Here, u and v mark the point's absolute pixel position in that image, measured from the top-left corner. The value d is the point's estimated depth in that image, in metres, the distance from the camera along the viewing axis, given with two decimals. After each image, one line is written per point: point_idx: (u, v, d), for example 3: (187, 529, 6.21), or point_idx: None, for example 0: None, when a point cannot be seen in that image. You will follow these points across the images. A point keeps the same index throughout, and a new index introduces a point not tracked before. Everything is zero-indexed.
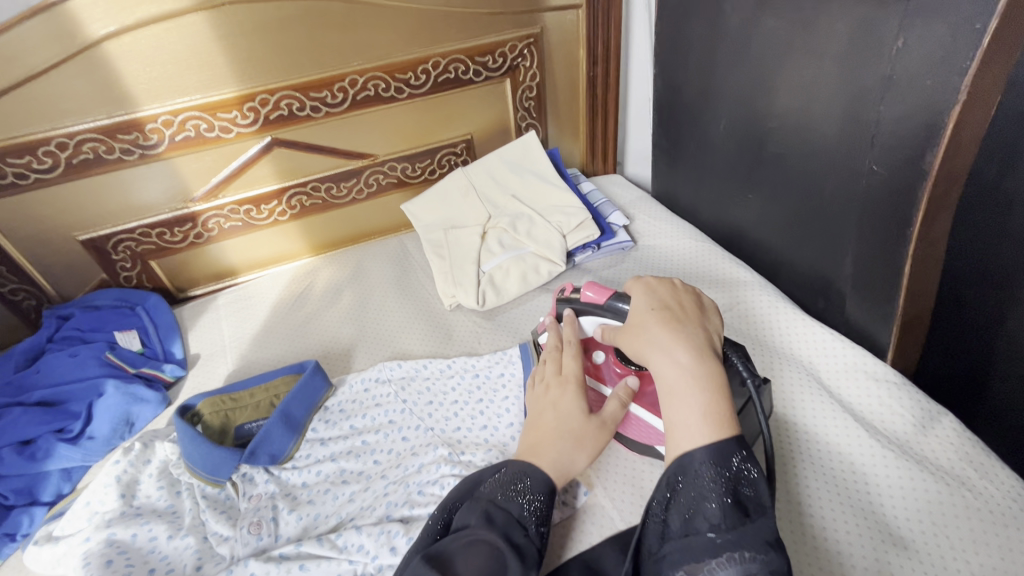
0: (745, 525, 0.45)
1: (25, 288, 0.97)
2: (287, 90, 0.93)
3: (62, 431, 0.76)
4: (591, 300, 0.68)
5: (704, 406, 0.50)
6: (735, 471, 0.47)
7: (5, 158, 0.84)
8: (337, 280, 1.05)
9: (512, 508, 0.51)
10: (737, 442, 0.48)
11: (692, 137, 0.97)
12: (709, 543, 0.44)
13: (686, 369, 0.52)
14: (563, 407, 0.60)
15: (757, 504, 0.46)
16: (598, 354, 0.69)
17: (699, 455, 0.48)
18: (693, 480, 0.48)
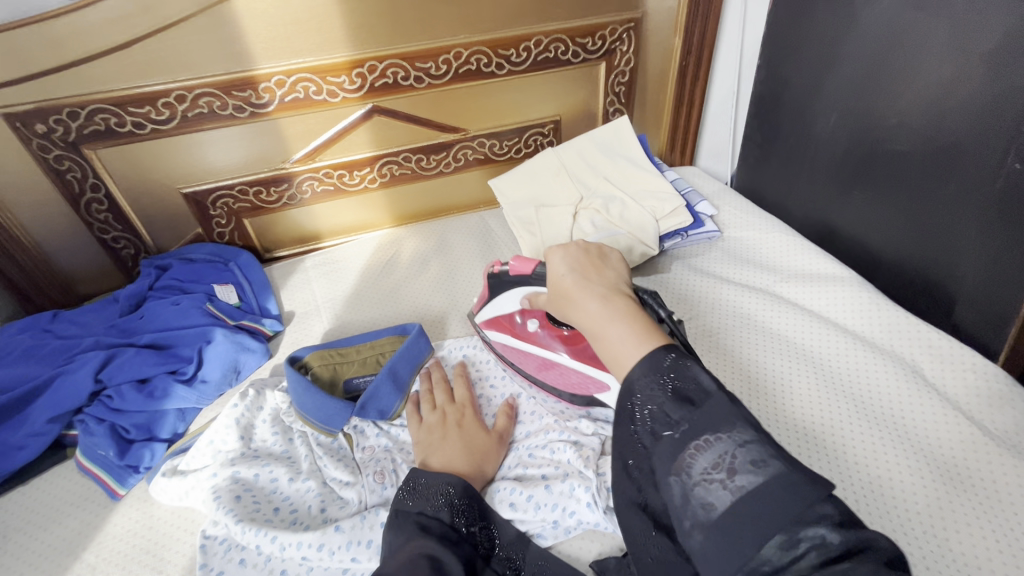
0: (695, 414, 0.42)
1: (126, 237, 1.00)
2: (395, 58, 0.95)
3: (175, 373, 0.79)
4: (521, 271, 0.72)
5: (626, 332, 0.50)
6: (674, 372, 0.45)
7: (127, 107, 0.87)
8: (422, 250, 1.07)
9: (441, 517, 0.56)
10: (663, 349, 0.47)
11: (793, 128, 0.98)
12: (670, 444, 0.42)
13: (594, 314, 0.53)
14: (463, 432, 0.68)
15: (700, 391, 0.44)
16: (533, 322, 0.76)
17: (638, 372, 0.46)
18: (641, 399, 0.45)
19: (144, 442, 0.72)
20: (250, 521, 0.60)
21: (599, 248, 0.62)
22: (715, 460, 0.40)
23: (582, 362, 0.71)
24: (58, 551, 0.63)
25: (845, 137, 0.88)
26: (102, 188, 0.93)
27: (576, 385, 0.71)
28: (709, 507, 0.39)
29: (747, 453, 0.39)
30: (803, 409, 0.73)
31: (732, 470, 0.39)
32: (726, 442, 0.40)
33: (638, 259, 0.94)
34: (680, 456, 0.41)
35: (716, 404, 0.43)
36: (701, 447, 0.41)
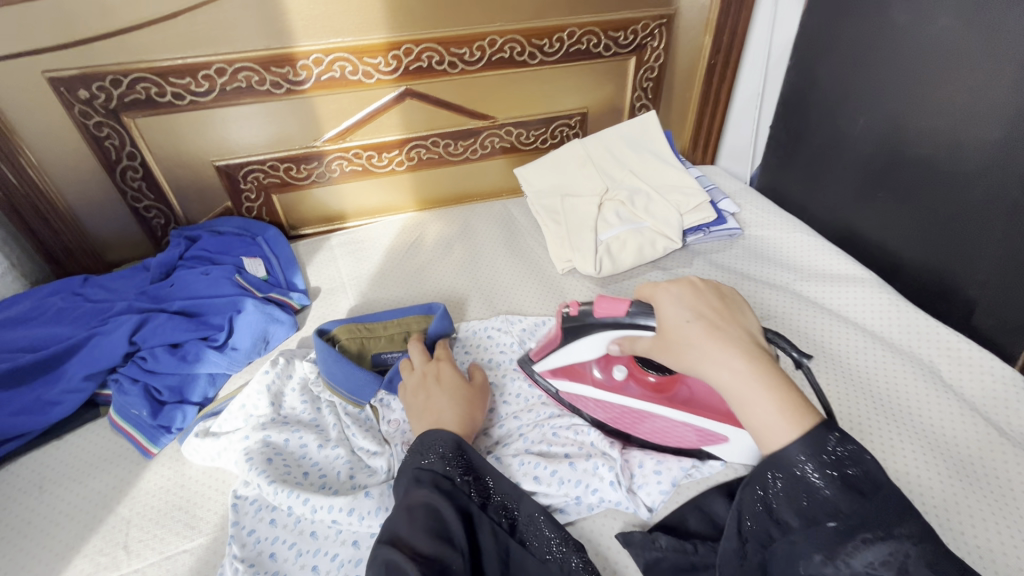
0: (866, 508, 0.44)
1: (157, 206, 1.01)
2: (431, 42, 0.96)
3: (206, 339, 0.80)
4: (608, 311, 0.64)
5: (777, 403, 0.50)
6: (842, 459, 0.46)
7: (168, 78, 0.88)
8: (447, 234, 1.08)
9: (435, 468, 0.55)
10: (825, 428, 0.47)
11: (819, 131, 1.00)
12: (832, 532, 0.44)
13: (737, 377, 0.52)
14: (441, 387, 0.66)
15: (871, 484, 0.45)
16: (618, 369, 0.71)
17: (791, 449, 0.47)
18: (797, 478, 0.47)
19: (176, 404, 0.74)
20: (282, 483, 0.62)
21: (712, 285, 0.62)
22: (880, 558, 0.42)
23: (686, 413, 0.67)
24: (93, 503, 0.64)
25: (872, 140, 0.89)
26: (138, 157, 0.95)
27: (672, 437, 0.68)
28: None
29: (923, 557, 0.42)
30: (822, 403, 0.75)
31: (900, 573, 0.41)
32: (893, 542, 0.42)
33: (661, 252, 0.96)
34: (839, 547, 0.43)
35: (886, 500, 0.44)
36: (865, 542, 0.43)
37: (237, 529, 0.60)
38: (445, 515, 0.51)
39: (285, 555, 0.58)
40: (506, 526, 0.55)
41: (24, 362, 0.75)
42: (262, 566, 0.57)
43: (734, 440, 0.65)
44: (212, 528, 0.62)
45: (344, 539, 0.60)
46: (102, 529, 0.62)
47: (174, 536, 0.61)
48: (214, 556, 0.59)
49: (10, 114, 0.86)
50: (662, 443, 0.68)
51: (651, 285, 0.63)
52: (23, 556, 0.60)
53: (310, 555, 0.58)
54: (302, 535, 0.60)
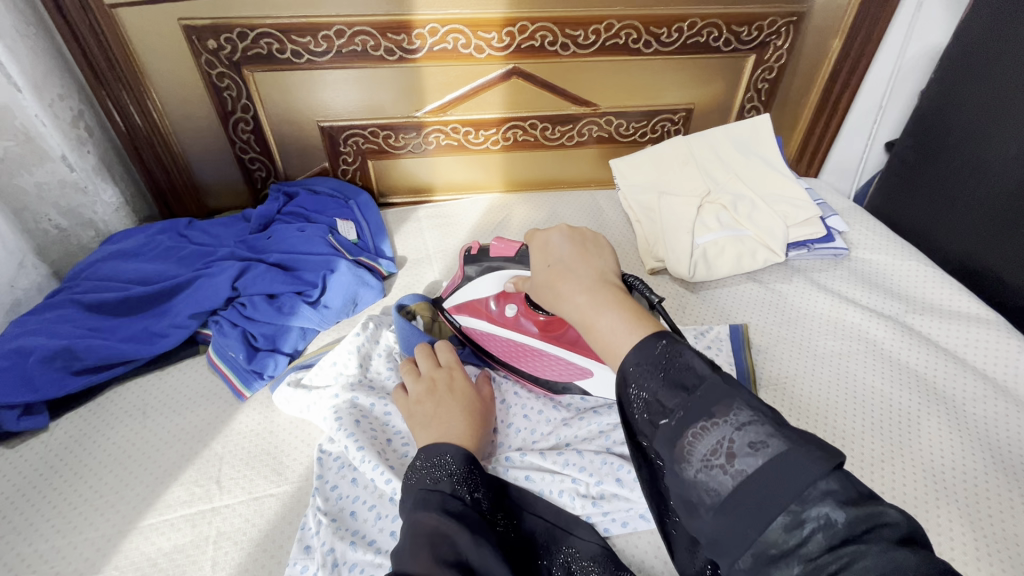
0: (689, 398, 0.38)
1: (261, 160, 1.05)
2: (547, 21, 0.93)
3: (301, 294, 0.82)
4: (501, 251, 0.72)
5: (617, 319, 0.45)
6: (666, 359, 0.41)
7: (290, 36, 0.90)
8: (533, 219, 1.07)
9: (443, 487, 0.50)
10: (655, 336, 0.42)
11: (955, 153, 0.91)
12: (669, 432, 0.38)
13: (582, 304, 0.47)
14: (448, 402, 0.61)
15: (692, 376, 0.39)
16: (509, 308, 0.73)
17: (629, 363, 0.42)
18: (635, 390, 0.41)
19: (269, 352, 0.76)
20: (369, 447, 0.62)
21: (582, 230, 0.55)
22: (745, 442, 0.35)
23: (564, 349, 0.71)
24: (190, 435, 0.67)
25: (1021, 171, 0.81)
26: (251, 110, 0.98)
27: (557, 372, 0.72)
28: (713, 493, 0.35)
29: (746, 435, 0.35)
30: (934, 450, 0.68)
31: (732, 454, 0.35)
32: (721, 426, 0.36)
33: (760, 264, 0.91)
34: (679, 445, 0.37)
35: (711, 391, 0.38)
36: (700, 432, 0.37)
37: (322, 484, 0.61)
38: (461, 538, 0.46)
39: (365, 516, 0.59)
40: (513, 544, 0.52)
41: (136, 293, 0.79)
42: (343, 523, 0.58)
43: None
44: (298, 477, 0.63)
45: None
46: (197, 461, 0.64)
47: (262, 479, 0.63)
48: (297, 505, 0.61)
49: (144, 57, 0.90)
50: (542, 373, 0.73)
51: (538, 230, 0.56)
52: (128, 475, 0.63)
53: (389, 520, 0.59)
54: (382, 498, 0.60)
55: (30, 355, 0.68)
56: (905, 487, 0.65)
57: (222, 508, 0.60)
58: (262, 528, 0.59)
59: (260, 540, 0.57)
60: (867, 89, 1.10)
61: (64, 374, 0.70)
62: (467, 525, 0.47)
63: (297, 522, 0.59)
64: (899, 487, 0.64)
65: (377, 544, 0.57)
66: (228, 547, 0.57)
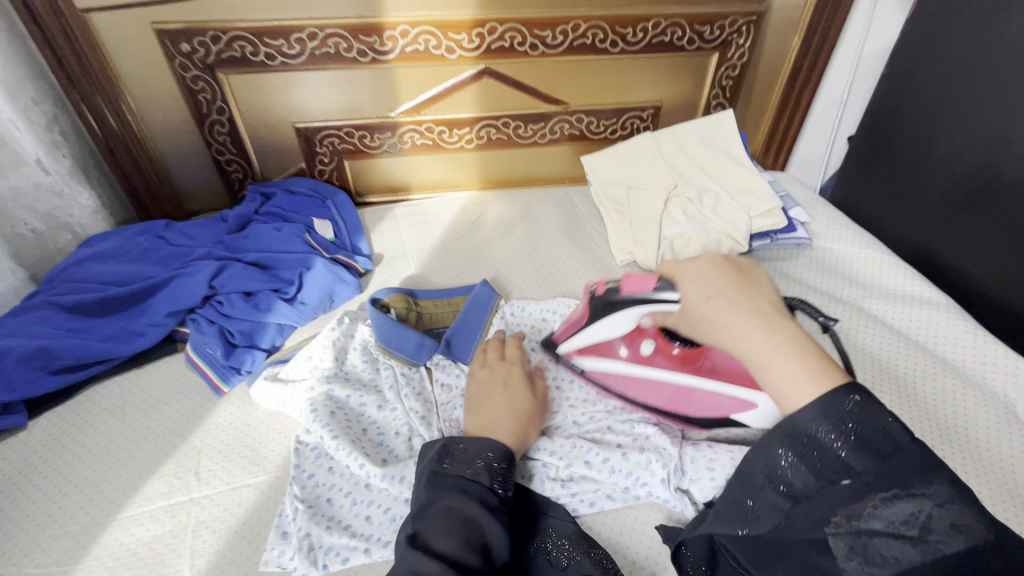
0: (884, 466, 0.43)
1: (237, 161, 1.06)
2: (515, 22, 0.96)
3: (278, 291, 0.84)
4: (637, 288, 0.66)
5: (795, 367, 0.48)
6: (856, 416, 0.44)
7: (262, 39, 0.92)
8: (508, 215, 1.09)
9: (474, 476, 0.54)
10: (848, 389, 0.44)
11: (906, 146, 0.95)
12: (850, 490, 0.43)
13: (759, 343, 0.50)
14: (497, 397, 0.64)
15: (889, 443, 0.43)
16: (645, 344, 0.73)
17: (808, 412, 0.45)
18: (823, 437, 0.44)
19: (247, 348, 0.78)
20: (343, 437, 0.64)
21: (733, 260, 0.59)
22: (904, 515, 0.41)
23: (707, 381, 0.69)
24: (169, 430, 0.69)
25: (965, 161, 0.85)
26: (226, 112, 0.99)
27: (701, 405, 0.69)
28: (894, 557, 0.41)
29: (947, 515, 0.40)
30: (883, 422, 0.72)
31: (925, 529, 0.40)
32: (917, 500, 0.41)
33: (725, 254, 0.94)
34: (862, 506, 0.43)
35: (907, 460, 0.43)
36: (885, 500, 0.42)
37: (299, 473, 0.63)
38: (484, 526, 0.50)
39: (341, 502, 0.61)
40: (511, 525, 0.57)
41: (113, 293, 0.80)
42: (319, 509, 0.60)
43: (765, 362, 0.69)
44: (275, 468, 0.65)
45: (398, 495, 0.61)
46: (176, 455, 0.66)
47: (240, 470, 0.65)
48: (275, 493, 0.63)
49: (118, 61, 0.91)
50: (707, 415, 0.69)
51: (674, 261, 0.63)
52: (107, 470, 0.64)
53: (364, 505, 0.61)
54: (357, 485, 0.63)
55: (7, 356, 0.69)
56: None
57: (201, 499, 0.62)
58: (240, 516, 0.60)
59: (237, 528, 0.59)
60: (828, 84, 1.14)
61: (43, 374, 0.71)
62: (492, 514, 0.51)
63: (274, 510, 0.61)
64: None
65: (353, 528, 0.59)
66: (206, 535, 0.59)
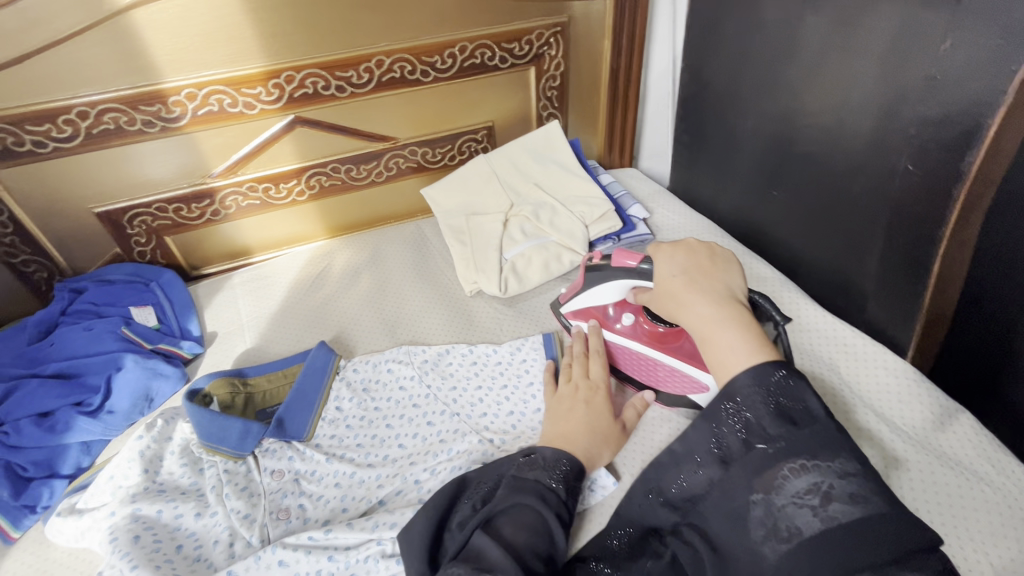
0: (796, 434, 0.46)
1: (37, 260, 0.95)
2: (313, 68, 0.92)
3: (81, 404, 0.75)
4: (625, 265, 0.71)
5: (738, 338, 0.53)
6: (781, 388, 0.49)
7: (24, 126, 0.83)
8: (355, 262, 1.05)
9: (541, 479, 0.56)
10: (774, 364, 0.50)
11: (718, 132, 0.99)
12: (765, 457, 0.47)
13: (707, 316, 0.55)
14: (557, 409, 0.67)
15: (804, 414, 0.48)
16: (627, 316, 0.77)
17: (740, 379, 0.50)
18: (739, 405, 0.50)
19: (44, 479, 0.69)
20: (146, 565, 0.57)
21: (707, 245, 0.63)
22: (808, 484, 0.44)
23: (678, 361, 0.71)
24: None
25: (763, 140, 0.89)
26: (5, 210, 0.89)
27: (666, 381, 0.73)
28: (800, 525, 0.43)
29: (846, 487, 0.43)
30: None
31: (828, 499, 0.43)
32: (823, 470, 0.44)
33: (568, 266, 0.94)
34: (773, 474, 0.46)
35: (821, 430, 0.46)
36: (797, 469, 0.45)
37: None
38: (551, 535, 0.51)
39: None
40: None
41: None
42: None
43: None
44: None
45: None
46: None
47: None
48: None
49: None
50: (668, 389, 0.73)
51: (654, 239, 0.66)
52: None
53: None
54: None
55: None
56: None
57: None
58: None
59: None
60: (653, 79, 1.19)
61: None
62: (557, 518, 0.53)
63: None
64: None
65: None
66: None
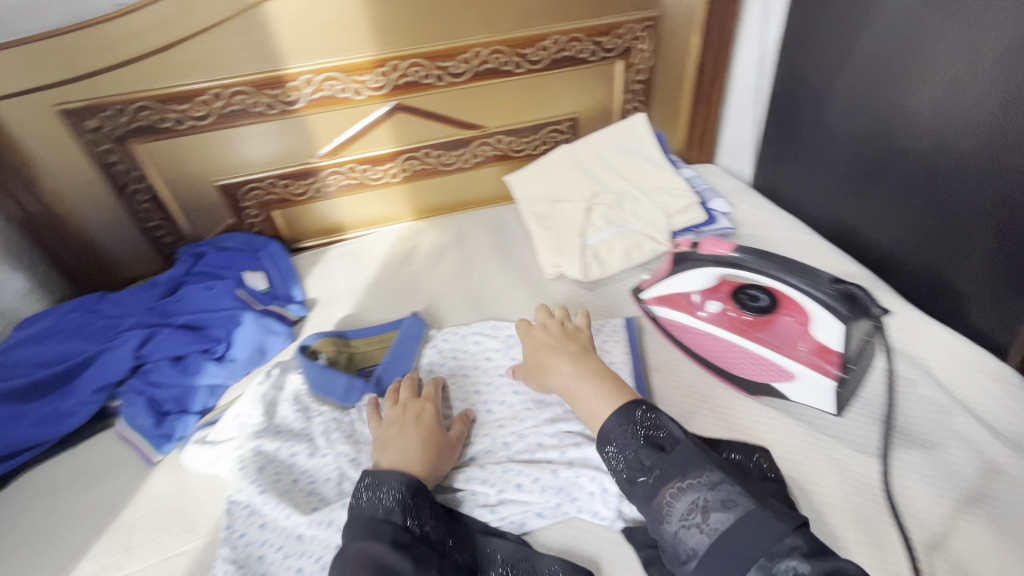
0: (668, 460, 0.54)
1: (166, 226, 1.07)
2: (417, 57, 0.99)
3: (207, 351, 0.84)
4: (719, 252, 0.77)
5: (596, 389, 0.65)
6: (648, 423, 0.58)
7: (168, 105, 0.93)
8: (441, 243, 1.11)
9: (376, 510, 0.56)
10: (637, 403, 0.60)
11: (810, 127, 0.98)
12: (648, 488, 0.54)
13: (568, 374, 0.68)
14: (419, 431, 0.67)
15: (671, 441, 0.56)
16: (714, 303, 0.80)
17: (614, 425, 0.59)
18: (616, 446, 0.58)
19: (179, 414, 0.78)
20: (271, 492, 0.65)
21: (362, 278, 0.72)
22: (692, 504, 0.51)
23: (767, 349, 0.73)
24: (101, 508, 0.69)
25: (860, 136, 0.88)
26: (145, 179, 1.00)
27: (748, 369, 0.73)
28: (693, 548, 0.49)
29: (717, 496, 0.50)
30: (867, 442, 0.65)
31: (707, 513, 0.50)
32: (696, 488, 0.51)
33: (649, 255, 0.96)
34: (659, 503, 0.52)
35: (682, 451, 0.55)
36: (677, 493, 0.52)
37: (229, 534, 0.63)
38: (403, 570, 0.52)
39: (273, 557, 0.61)
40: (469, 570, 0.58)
41: (42, 376, 0.80)
42: (251, 568, 0.60)
43: (822, 322, 0.70)
44: (207, 531, 0.65)
45: (327, 542, 0.61)
46: (108, 532, 0.66)
47: (172, 538, 0.65)
48: (208, 557, 0.63)
49: (27, 146, 0.92)
50: (749, 376, 0.73)
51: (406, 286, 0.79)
52: (40, 556, 0.65)
53: (296, 557, 0.61)
54: (289, 538, 0.62)
55: None
56: (825, 497, 0.61)
57: (133, 573, 0.62)
58: None
59: None
60: (737, 76, 1.17)
61: None
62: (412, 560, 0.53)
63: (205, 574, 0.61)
64: (825, 495, 0.61)
65: None
66: None
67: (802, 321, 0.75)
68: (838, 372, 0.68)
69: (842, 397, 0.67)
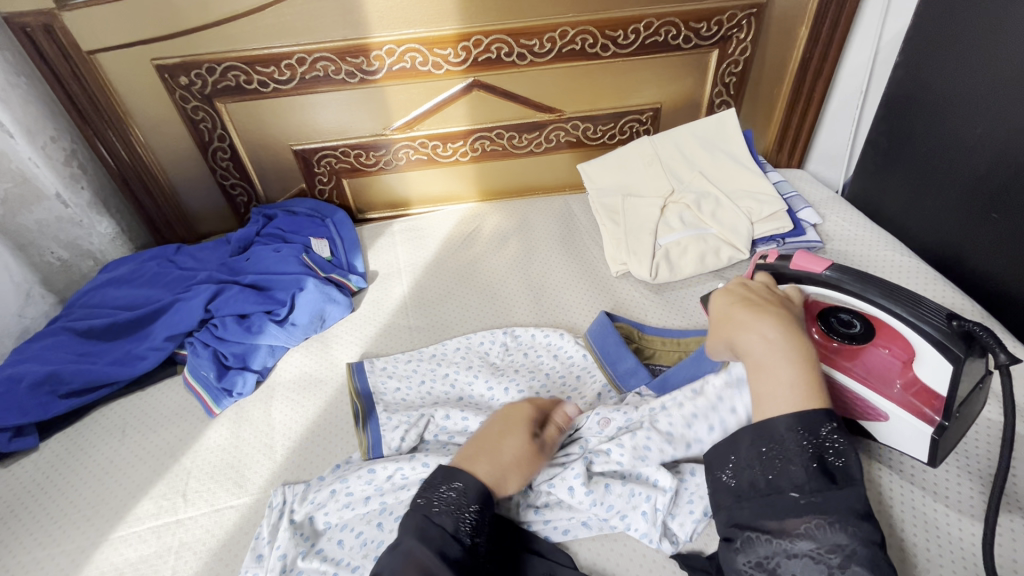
0: (831, 491, 0.48)
1: (242, 185, 1.10)
2: (501, 34, 0.95)
3: (271, 312, 0.86)
4: (807, 270, 0.66)
5: (795, 377, 0.52)
6: (821, 445, 0.50)
7: (254, 67, 0.94)
8: (504, 227, 1.08)
9: (446, 523, 0.52)
10: (827, 416, 0.51)
11: (928, 138, 0.88)
12: (792, 502, 0.48)
13: (775, 345, 0.54)
14: (518, 442, 0.60)
15: (846, 474, 0.49)
16: None
17: (782, 425, 0.51)
18: (779, 454, 0.50)
19: (239, 370, 0.80)
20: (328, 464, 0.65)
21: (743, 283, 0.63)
22: (829, 544, 0.46)
23: (858, 383, 0.63)
24: (163, 451, 0.72)
25: (991, 154, 0.78)
26: (227, 139, 1.03)
27: (830, 402, 0.67)
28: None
29: (866, 552, 0.45)
30: (960, 499, 0.60)
31: (847, 562, 0.45)
32: (845, 533, 0.46)
33: (725, 262, 0.90)
34: (796, 523, 0.47)
35: (851, 492, 0.48)
36: (817, 526, 0.46)
37: (277, 496, 0.64)
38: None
39: (317, 526, 0.61)
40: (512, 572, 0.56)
41: (121, 319, 0.85)
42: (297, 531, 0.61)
43: (924, 359, 0.60)
44: (257, 489, 0.67)
45: (369, 518, 0.60)
46: (167, 476, 0.69)
47: (224, 492, 0.67)
48: (255, 515, 0.64)
49: (125, 97, 0.96)
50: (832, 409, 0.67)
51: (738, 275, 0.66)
52: (104, 488, 0.68)
53: (337, 529, 0.60)
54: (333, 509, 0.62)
55: (20, 381, 0.74)
56: (905, 554, 0.56)
57: (187, 519, 0.64)
58: (220, 538, 0.62)
59: (217, 550, 0.61)
60: (843, 76, 1.06)
61: (52, 398, 0.75)
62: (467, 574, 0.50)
63: (252, 532, 0.62)
64: (907, 548, 0.57)
65: (325, 552, 0.58)
66: (188, 556, 0.61)
67: (899, 349, 0.64)
68: (938, 419, 0.58)
69: (938, 449, 0.59)
